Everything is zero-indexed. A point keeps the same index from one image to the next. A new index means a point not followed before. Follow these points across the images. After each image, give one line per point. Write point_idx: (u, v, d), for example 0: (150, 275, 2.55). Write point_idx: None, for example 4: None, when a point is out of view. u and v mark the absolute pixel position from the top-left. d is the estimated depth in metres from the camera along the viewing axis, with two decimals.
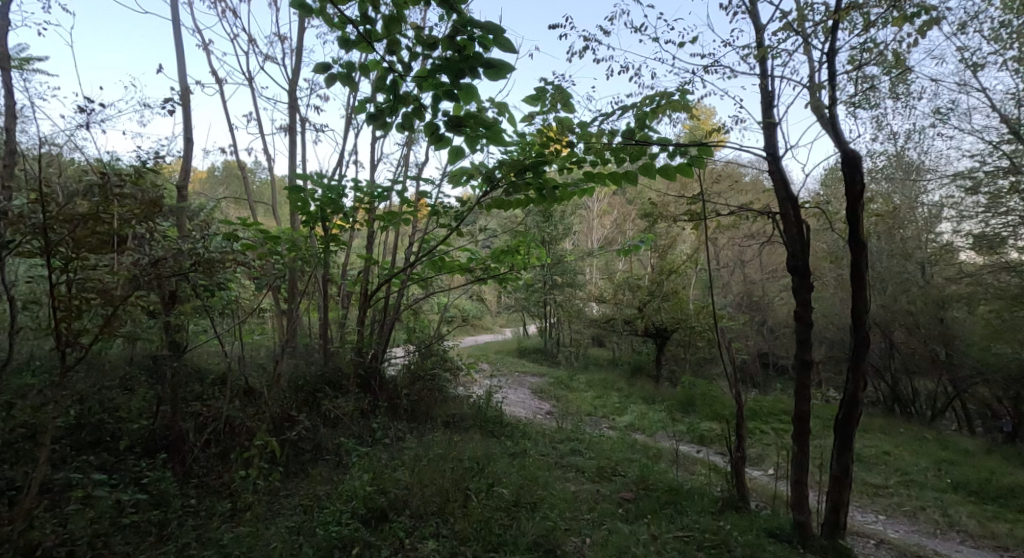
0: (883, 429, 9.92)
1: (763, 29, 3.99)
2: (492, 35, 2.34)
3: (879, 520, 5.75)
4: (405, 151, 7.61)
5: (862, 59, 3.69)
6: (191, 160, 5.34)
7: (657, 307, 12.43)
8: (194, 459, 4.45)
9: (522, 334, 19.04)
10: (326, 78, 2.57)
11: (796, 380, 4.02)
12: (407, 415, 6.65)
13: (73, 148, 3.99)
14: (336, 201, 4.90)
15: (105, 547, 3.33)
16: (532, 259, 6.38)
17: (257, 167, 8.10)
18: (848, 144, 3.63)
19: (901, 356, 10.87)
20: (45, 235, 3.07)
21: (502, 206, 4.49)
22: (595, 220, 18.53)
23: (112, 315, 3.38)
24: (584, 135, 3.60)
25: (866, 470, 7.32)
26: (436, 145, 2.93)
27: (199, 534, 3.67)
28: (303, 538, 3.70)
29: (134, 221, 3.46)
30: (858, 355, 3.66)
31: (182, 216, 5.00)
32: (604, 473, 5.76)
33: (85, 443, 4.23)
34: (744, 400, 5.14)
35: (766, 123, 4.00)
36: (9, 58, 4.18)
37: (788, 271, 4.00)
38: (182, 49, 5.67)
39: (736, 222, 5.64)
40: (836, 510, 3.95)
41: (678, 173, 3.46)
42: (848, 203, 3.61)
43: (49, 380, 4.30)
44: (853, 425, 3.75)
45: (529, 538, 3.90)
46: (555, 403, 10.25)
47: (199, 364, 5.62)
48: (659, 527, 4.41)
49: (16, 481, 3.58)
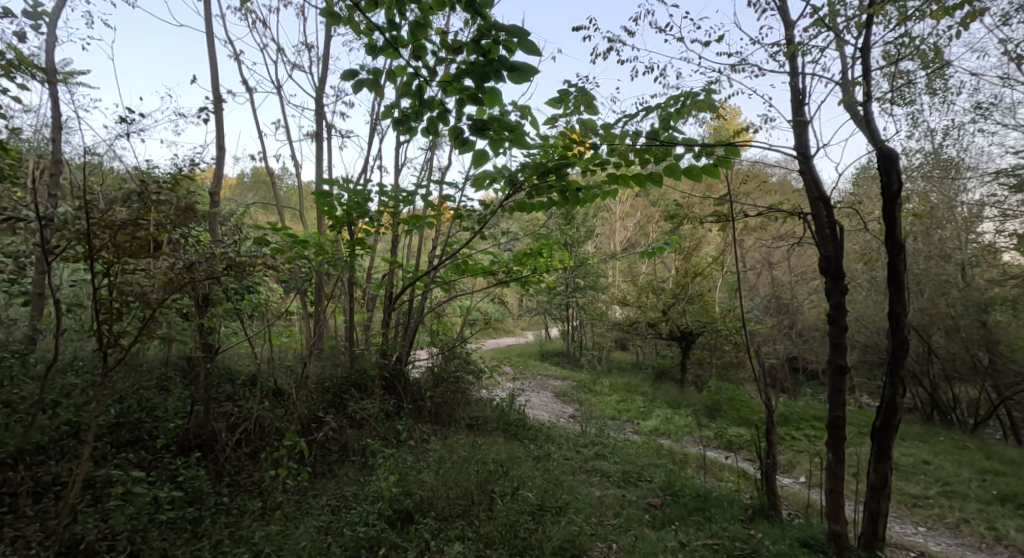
0: (921, 437, 9.60)
1: (793, 25, 3.87)
2: (516, 39, 2.34)
3: (919, 532, 5.55)
4: (429, 155, 7.68)
5: (898, 54, 3.55)
6: (223, 167, 5.48)
7: (682, 310, 12.28)
8: (226, 458, 4.55)
9: (544, 337, 19.01)
10: (353, 85, 2.60)
11: (830, 386, 3.91)
12: (431, 417, 6.70)
13: (113, 157, 4.13)
14: (362, 205, 4.96)
15: (143, 543, 3.43)
16: (554, 262, 6.37)
17: (285, 173, 8.27)
18: (884, 143, 3.50)
19: (940, 361, 10.48)
20: (89, 240, 3.22)
21: (525, 209, 4.46)
22: (617, 222, 18.41)
23: (150, 318, 3.51)
24: (606, 137, 3.53)
25: (904, 480, 7.07)
26: (460, 149, 2.94)
27: (232, 532, 3.75)
28: (331, 538, 3.74)
29: (172, 227, 3.56)
30: (897, 360, 3.53)
31: (215, 221, 5.12)
32: (629, 478, 5.69)
33: (124, 441, 4.34)
34: (774, 405, 5.02)
35: (796, 122, 3.90)
36: (54, 71, 4.35)
37: (820, 274, 3.90)
38: (214, 60, 5.82)
39: (764, 224, 5.52)
40: (874, 521, 3.80)
41: (704, 174, 3.40)
42: (884, 203, 3.48)
43: (90, 380, 4.42)
44: (891, 434, 3.62)
45: (555, 543, 3.88)
46: (578, 407, 10.21)
47: (230, 365, 5.75)
48: (688, 534, 4.36)
49: (61, 476, 3.72)
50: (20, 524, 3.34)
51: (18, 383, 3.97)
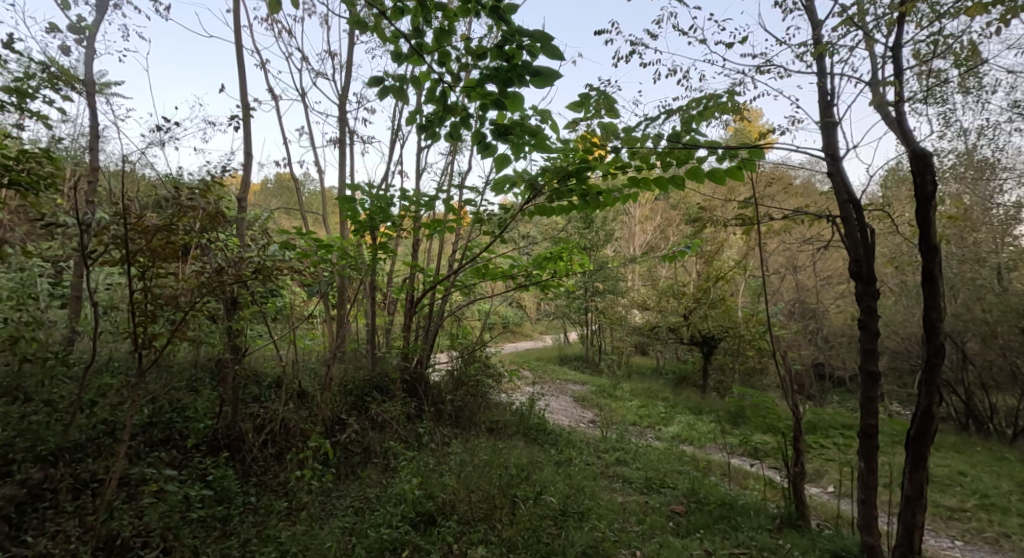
0: (955, 448, 9.31)
1: (821, 25, 3.79)
2: (539, 43, 2.34)
3: (955, 547, 5.38)
4: (450, 160, 7.74)
5: (932, 53, 3.43)
6: (251, 173, 5.59)
7: (704, 315, 12.11)
8: (252, 459, 4.63)
9: (562, 341, 18.92)
10: (379, 92, 2.64)
11: (862, 393, 3.81)
12: (451, 420, 6.74)
13: (145, 164, 4.25)
14: (385, 210, 5.03)
15: (175, 540, 3.50)
16: (574, 266, 6.36)
17: (308, 178, 8.39)
18: (917, 143, 3.38)
19: (976, 369, 10.12)
20: (126, 245, 3.35)
21: (545, 212, 4.49)
22: (636, 226, 18.28)
23: (182, 320, 3.61)
24: (628, 140, 3.49)
25: (939, 492, 6.86)
26: (482, 153, 2.94)
27: (259, 531, 3.81)
28: (356, 539, 3.78)
29: (202, 231, 3.67)
30: (933, 367, 3.37)
31: (243, 226, 5.21)
32: (652, 484, 5.62)
33: (157, 440, 4.43)
34: (802, 413, 4.91)
35: (825, 123, 3.82)
36: (91, 82, 4.59)
37: (850, 278, 3.82)
38: (243, 70, 5.97)
39: (788, 227, 5.42)
40: (909, 534, 3.56)
41: (727, 177, 3.36)
42: (917, 205, 3.35)
43: (125, 380, 4.55)
44: (927, 443, 3.44)
45: (578, 548, 3.89)
46: (598, 412, 10.13)
47: (256, 367, 5.84)
48: (714, 543, 4.31)
49: (98, 474, 3.80)
50: (60, 519, 3.43)
51: (58, 384, 4.23)
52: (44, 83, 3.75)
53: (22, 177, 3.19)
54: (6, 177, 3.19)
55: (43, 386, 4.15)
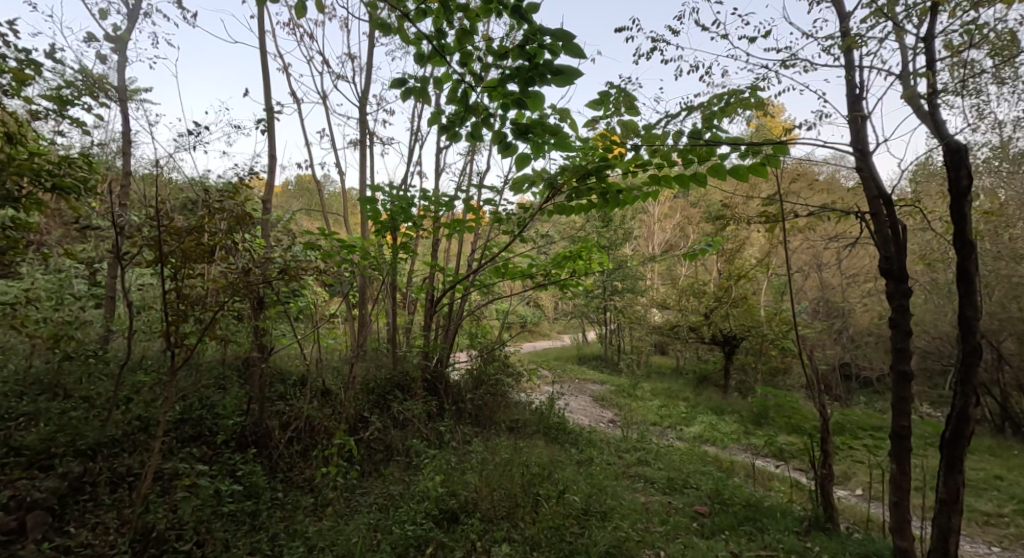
0: (990, 451, 9.04)
1: (849, 18, 3.69)
2: (561, 42, 2.33)
3: (992, 553, 5.23)
4: (469, 159, 7.77)
5: (966, 43, 3.30)
6: (275, 175, 5.69)
7: (726, 314, 11.92)
8: (279, 455, 4.71)
9: (581, 341, 18.82)
10: (402, 93, 2.66)
11: (894, 394, 3.72)
12: (472, 419, 6.76)
13: (172, 168, 4.34)
14: (406, 209, 5.07)
15: (208, 533, 3.59)
16: (594, 264, 6.31)
17: (329, 179, 8.46)
18: (952, 136, 3.26)
19: (1013, 369, 9.79)
20: (159, 246, 3.45)
21: (564, 211, 4.47)
22: (656, 224, 18.14)
23: (212, 320, 3.70)
24: (648, 138, 3.41)
25: (974, 496, 6.67)
26: (503, 153, 2.94)
27: (287, 526, 3.89)
28: (381, 535, 3.83)
29: (229, 232, 3.73)
30: (969, 367, 3.24)
31: (267, 227, 5.29)
32: (674, 484, 5.57)
33: (188, 436, 4.53)
34: (830, 413, 4.80)
35: (854, 117, 3.72)
36: (123, 90, 4.76)
37: (881, 276, 3.73)
38: (266, 73, 6.08)
39: (814, 224, 5.30)
40: (944, 538, 3.41)
41: (750, 174, 3.31)
42: (951, 201, 3.23)
43: (158, 378, 4.69)
44: (963, 444, 3.31)
45: (601, 548, 3.88)
46: (618, 411, 10.07)
47: (281, 366, 5.94)
48: (739, 545, 4.28)
49: (133, 468, 3.90)
50: (100, 511, 3.54)
51: (95, 380, 4.42)
52: (82, 91, 3.86)
53: (64, 182, 3.25)
54: (50, 183, 3.28)
55: (81, 384, 4.35)
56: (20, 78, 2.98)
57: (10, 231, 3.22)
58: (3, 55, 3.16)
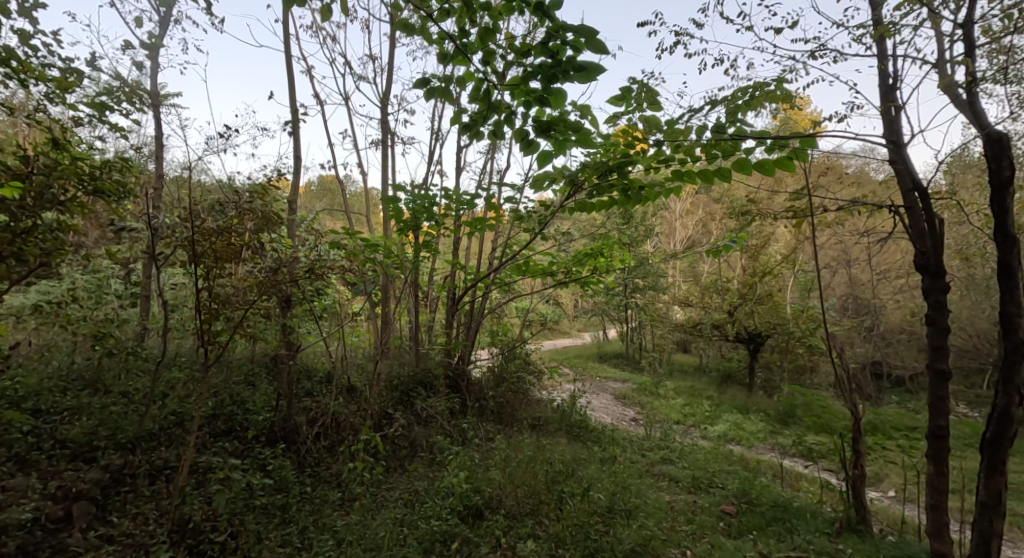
0: None
1: (881, 5, 3.59)
2: (584, 39, 2.32)
3: None
4: (489, 158, 7.79)
5: (1006, 28, 3.17)
6: (300, 176, 5.80)
7: (750, 311, 11.72)
8: (307, 450, 4.79)
9: (601, 339, 18.68)
10: (425, 93, 2.68)
11: (931, 394, 3.61)
12: (495, 416, 6.78)
13: (202, 170, 4.46)
14: (428, 209, 5.12)
15: (241, 525, 3.68)
16: (614, 262, 6.26)
17: (350, 179, 8.55)
18: (992, 126, 3.14)
19: None
20: (192, 246, 3.55)
21: (585, 208, 4.45)
22: (677, 220, 17.92)
23: (243, 317, 3.78)
24: (670, 133, 3.37)
25: (1016, 500, 6.43)
26: (525, 151, 2.94)
27: (316, 519, 3.96)
28: (407, 530, 3.88)
29: (258, 231, 3.81)
30: (1011, 365, 3.12)
31: (292, 227, 5.39)
32: (700, 484, 5.49)
33: (220, 430, 4.64)
34: (862, 413, 4.68)
35: (886, 108, 3.62)
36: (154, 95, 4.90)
37: (917, 271, 3.62)
38: (291, 75, 6.19)
39: (844, 219, 5.17)
40: (986, 543, 3.29)
41: (777, 168, 3.23)
42: (991, 193, 3.12)
43: (191, 375, 4.83)
44: (1005, 445, 3.19)
45: (626, 546, 3.87)
46: (640, 410, 9.96)
47: (307, 364, 6.05)
48: (768, 545, 4.22)
49: (170, 461, 4.01)
50: (139, 502, 3.65)
51: (132, 376, 4.59)
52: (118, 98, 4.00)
53: (105, 186, 3.37)
54: (91, 186, 3.39)
55: (119, 379, 4.51)
56: (64, 85, 3.07)
57: (56, 232, 3.37)
58: (46, 64, 3.26)
